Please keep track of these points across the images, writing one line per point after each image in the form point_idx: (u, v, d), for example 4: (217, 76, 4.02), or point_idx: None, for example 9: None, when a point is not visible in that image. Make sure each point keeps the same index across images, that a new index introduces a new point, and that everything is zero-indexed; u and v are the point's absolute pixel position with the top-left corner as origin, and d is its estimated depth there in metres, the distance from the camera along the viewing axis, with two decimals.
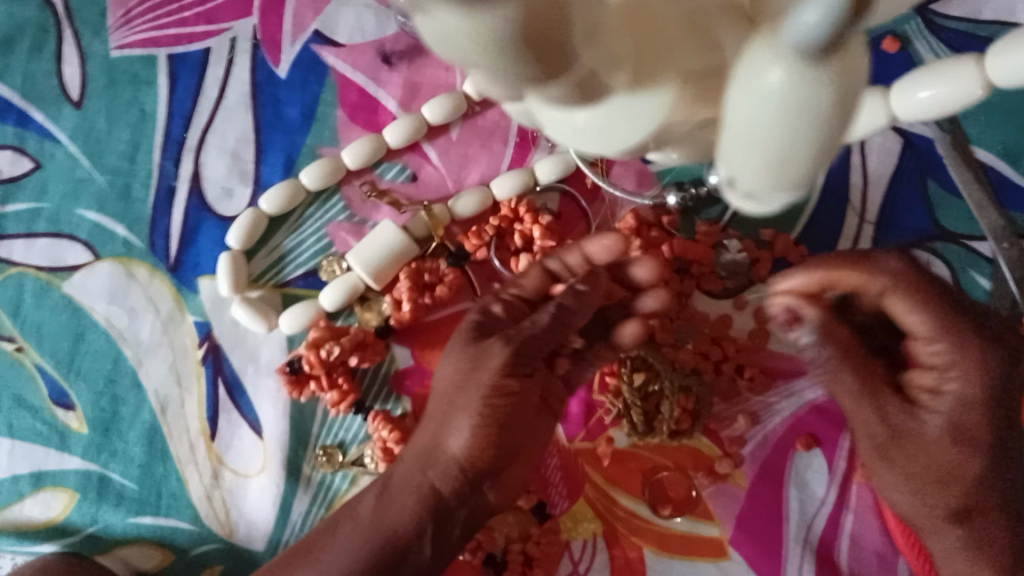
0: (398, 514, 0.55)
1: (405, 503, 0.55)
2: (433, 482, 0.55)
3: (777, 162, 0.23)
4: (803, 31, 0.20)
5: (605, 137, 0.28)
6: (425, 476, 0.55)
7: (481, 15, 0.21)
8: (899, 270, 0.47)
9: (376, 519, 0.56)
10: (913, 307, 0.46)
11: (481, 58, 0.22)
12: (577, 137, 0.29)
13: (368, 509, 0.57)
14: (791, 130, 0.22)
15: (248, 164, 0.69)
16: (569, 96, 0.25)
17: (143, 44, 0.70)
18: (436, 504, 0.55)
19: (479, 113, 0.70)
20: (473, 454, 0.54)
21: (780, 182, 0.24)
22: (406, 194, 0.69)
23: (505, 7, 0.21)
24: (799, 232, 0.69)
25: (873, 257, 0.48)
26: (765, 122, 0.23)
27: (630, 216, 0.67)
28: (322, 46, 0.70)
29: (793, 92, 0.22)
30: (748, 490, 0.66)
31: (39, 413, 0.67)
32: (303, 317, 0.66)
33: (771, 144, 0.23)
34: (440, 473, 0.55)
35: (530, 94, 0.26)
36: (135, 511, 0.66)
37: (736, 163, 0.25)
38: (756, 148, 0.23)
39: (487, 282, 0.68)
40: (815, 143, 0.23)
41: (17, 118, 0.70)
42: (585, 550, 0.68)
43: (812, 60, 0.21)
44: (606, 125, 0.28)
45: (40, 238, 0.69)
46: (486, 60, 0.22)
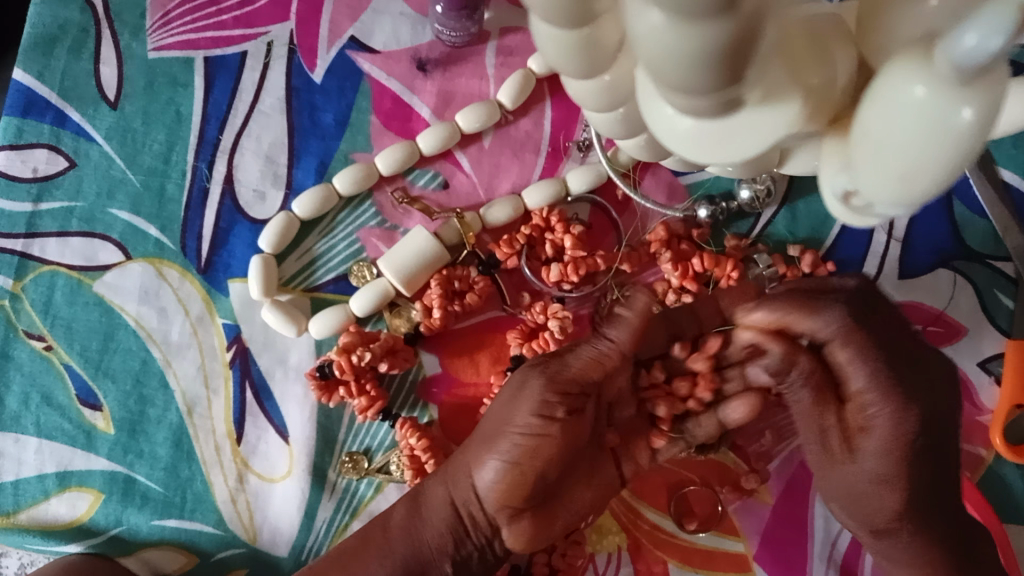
0: (427, 528, 0.59)
1: (435, 522, 0.59)
2: (454, 499, 0.58)
3: (912, 172, 0.24)
4: (961, 53, 0.20)
5: (719, 149, 0.26)
6: (451, 494, 0.59)
7: (689, 26, 0.21)
8: (842, 324, 0.52)
9: (409, 531, 0.59)
10: (854, 356, 0.52)
11: (667, 62, 0.22)
12: (691, 146, 0.27)
13: (400, 519, 0.60)
14: (940, 144, 0.22)
15: (281, 168, 0.70)
16: (710, 110, 0.25)
17: (181, 46, 0.71)
18: (459, 522, 0.58)
19: (513, 122, 0.70)
20: (503, 489, 0.55)
21: (907, 194, 0.25)
22: (438, 201, 0.69)
23: (713, 23, 0.20)
24: (828, 248, 0.68)
25: (819, 310, 0.53)
26: (919, 137, 0.23)
27: (661, 227, 0.66)
28: (358, 52, 0.70)
29: (933, 111, 0.22)
30: (772, 506, 0.66)
31: (67, 412, 0.67)
32: (334, 322, 0.66)
33: (913, 159, 0.23)
34: (460, 490, 0.58)
35: (671, 101, 0.25)
36: (159, 513, 0.66)
37: (868, 173, 0.25)
38: (892, 160, 0.24)
39: (516, 292, 0.68)
40: (963, 159, 0.23)
41: (53, 117, 0.70)
42: (610, 564, 0.66)
43: (970, 83, 0.21)
44: (722, 138, 0.26)
45: (73, 237, 0.69)
46: (671, 65, 0.22)
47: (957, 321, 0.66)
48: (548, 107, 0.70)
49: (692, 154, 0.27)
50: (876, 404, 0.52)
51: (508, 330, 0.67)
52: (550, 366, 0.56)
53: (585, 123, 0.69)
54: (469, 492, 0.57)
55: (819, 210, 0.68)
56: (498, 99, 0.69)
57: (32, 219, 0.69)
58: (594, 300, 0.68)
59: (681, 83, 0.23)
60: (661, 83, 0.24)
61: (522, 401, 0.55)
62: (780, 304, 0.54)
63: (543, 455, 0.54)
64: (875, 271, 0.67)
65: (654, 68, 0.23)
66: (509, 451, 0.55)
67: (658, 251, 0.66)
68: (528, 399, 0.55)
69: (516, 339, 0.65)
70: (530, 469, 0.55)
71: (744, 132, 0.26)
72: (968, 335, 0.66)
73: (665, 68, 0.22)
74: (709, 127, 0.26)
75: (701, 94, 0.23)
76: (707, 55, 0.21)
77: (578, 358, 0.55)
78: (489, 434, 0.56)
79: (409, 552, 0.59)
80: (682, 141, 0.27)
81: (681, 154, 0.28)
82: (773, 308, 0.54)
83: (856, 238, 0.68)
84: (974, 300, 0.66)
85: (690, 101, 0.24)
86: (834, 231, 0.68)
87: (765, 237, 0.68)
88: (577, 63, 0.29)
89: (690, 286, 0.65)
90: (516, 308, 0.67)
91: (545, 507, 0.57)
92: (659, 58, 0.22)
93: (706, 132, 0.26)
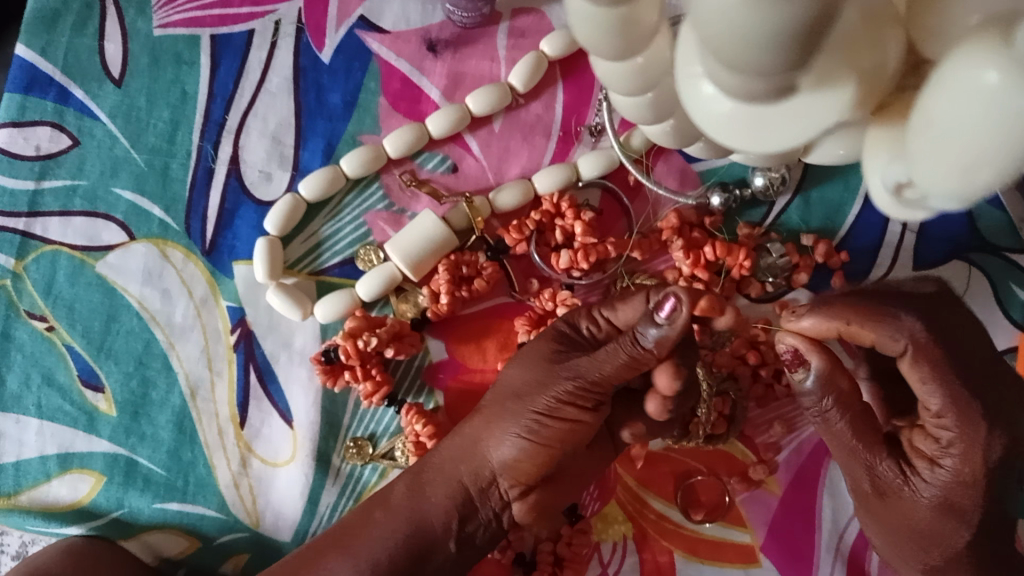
0: (430, 505, 0.58)
1: (438, 497, 0.58)
2: (464, 479, 0.57)
3: (974, 164, 0.23)
4: None
5: (756, 132, 0.27)
6: (458, 471, 0.58)
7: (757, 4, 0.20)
8: (918, 333, 0.47)
9: (411, 507, 0.58)
10: (929, 369, 0.47)
11: (725, 41, 0.22)
12: (738, 123, 0.26)
13: (401, 495, 0.59)
14: (1009, 136, 0.22)
15: (287, 149, 0.69)
16: (761, 91, 0.24)
17: (187, 23, 0.69)
18: (467, 500, 0.57)
19: (523, 105, 0.69)
20: (517, 466, 0.54)
21: (965, 183, 0.24)
22: (446, 184, 0.68)
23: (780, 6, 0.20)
24: (842, 237, 0.67)
25: (892, 317, 0.48)
26: (981, 127, 0.22)
27: (672, 215, 0.65)
28: (367, 32, 0.69)
29: (1003, 102, 0.21)
30: (780, 498, 0.65)
31: (68, 393, 0.66)
32: (340, 306, 0.65)
33: (973, 149, 0.23)
34: (472, 471, 0.57)
35: (720, 80, 0.24)
36: (161, 496, 0.65)
37: (928, 161, 0.25)
38: (953, 149, 0.23)
39: (525, 278, 0.67)
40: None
41: (57, 94, 0.69)
42: (615, 553, 0.66)
43: None
44: (761, 119, 0.26)
45: (75, 216, 0.68)
46: (728, 44, 0.22)
47: (971, 313, 0.65)
48: (560, 90, 0.69)
49: (734, 133, 0.27)
50: (952, 427, 0.47)
51: (516, 317, 0.66)
52: (577, 362, 0.51)
53: (597, 107, 0.68)
54: (484, 473, 0.56)
55: (833, 199, 0.67)
56: (509, 81, 0.67)
57: (34, 197, 0.68)
58: (603, 287, 0.67)
59: (738, 62, 0.22)
60: (714, 60, 0.23)
61: (540, 389, 0.53)
62: (835, 310, 0.49)
63: (557, 436, 0.52)
64: (889, 261, 0.66)
65: (711, 43, 0.23)
66: (523, 428, 0.53)
67: (669, 239, 0.65)
68: (549, 391, 0.52)
69: (524, 326, 0.64)
70: (547, 449, 0.53)
71: (792, 115, 0.26)
72: (982, 328, 0.65)
73: (723, 46, 0.22)
74: (756, 108, 0.26)
75: (756, 76, 0.23)
76: (769, 36, 0.21)
77: (612, 360, 0.50)
78: (505, 409, 0.55)
79: (411, 523, 0.58)
80: (727, 119, 0.26)
81: (723, 134, 0.27)
82: (828, 315, 0.50)
83: (870, 227, 0.67)
84: (989, 293, 0.65)
85: (744, 81, 0.24)
86: (848, 220, 0.67)
87: (778, 225, 0.67)
88: (612, 40, 0.28)
89: (701, 275, 0.64)
90: (525, 294, 0.66)
91: (556, 488, 0.56)
92: (719, 33, 0.22)
93: (754, 113, 0.26)
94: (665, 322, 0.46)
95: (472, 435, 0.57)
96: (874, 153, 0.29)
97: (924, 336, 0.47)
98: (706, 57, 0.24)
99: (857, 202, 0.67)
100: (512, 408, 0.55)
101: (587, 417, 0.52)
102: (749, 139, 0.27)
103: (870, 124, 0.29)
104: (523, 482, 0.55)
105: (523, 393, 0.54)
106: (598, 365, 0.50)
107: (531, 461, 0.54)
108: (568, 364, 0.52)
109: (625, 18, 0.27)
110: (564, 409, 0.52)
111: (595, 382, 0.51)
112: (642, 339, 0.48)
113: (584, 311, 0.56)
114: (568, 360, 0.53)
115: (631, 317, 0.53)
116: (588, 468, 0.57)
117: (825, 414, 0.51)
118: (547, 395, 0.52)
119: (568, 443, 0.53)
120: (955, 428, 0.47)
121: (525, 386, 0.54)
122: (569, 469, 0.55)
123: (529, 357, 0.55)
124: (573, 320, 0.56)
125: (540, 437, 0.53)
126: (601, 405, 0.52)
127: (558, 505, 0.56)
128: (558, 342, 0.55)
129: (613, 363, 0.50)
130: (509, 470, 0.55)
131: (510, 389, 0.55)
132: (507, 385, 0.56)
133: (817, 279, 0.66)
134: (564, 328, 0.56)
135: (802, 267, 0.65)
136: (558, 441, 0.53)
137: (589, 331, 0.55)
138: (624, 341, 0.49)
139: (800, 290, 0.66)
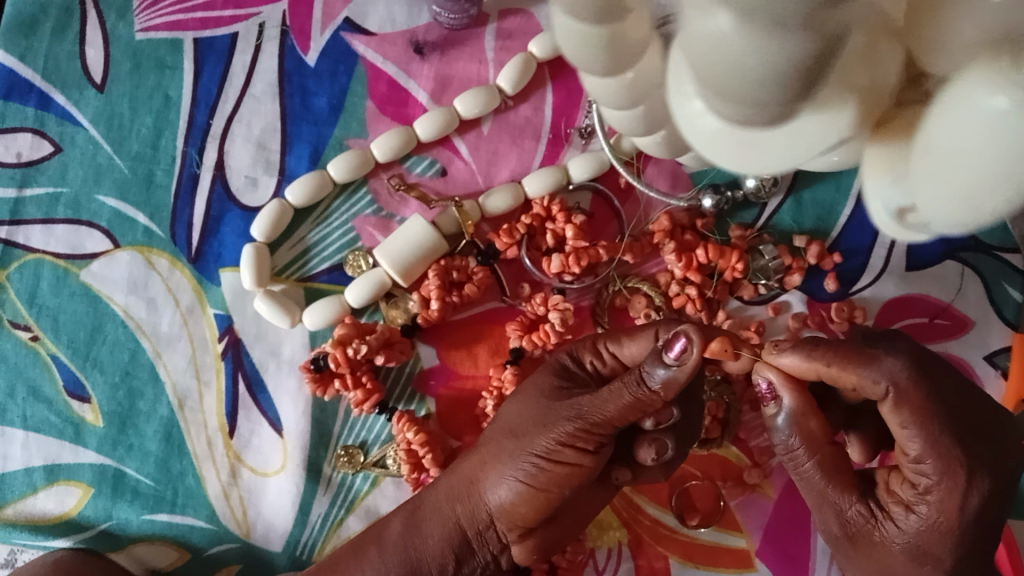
0: (423, 542, 0.57)
1: (433, 534, 0.57)
2: (461, 520, 0.56)
3: None
4: None
5: (751, 156, 0.26)
6: (454, 510, 0.57)
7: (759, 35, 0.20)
8: (900, 375, 0.44)
9: (404, 542, 0.58)
10: (910, 413, 0.44)
11: (725, 72, 0.21)
12: (731, 151, 0.26)
13: (396, 533, 0.58)
14: None
15: (273, 154, 0.68)
16: (754, 121, 0.24)
17: (169, 27, 0.68)
18: (464, 541, 0.57)
19: (512, 108, 0.68)
20: (509, 510, 0.54)
21: None
22: (435, 189, 0.67)
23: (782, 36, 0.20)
24: (835, 238, 0.66)
25: (874, 359, 0.45)
26: (989, 144, 0.23)
27: (664, 217, 0.65)
28: (352, 34, 0.68)
29: None
30: (775, 501, 0.65)
31: (54, 405, 0.65)
32: (329, 313, 0.64)
33: None
34: (468, 513, 0.56)
35: (715, 109, 0.24)
36: (150, 508, 0.64)
37: None
38: None
39: (516, 282, 0.66)
40: None
41: (38, 100, 0.67)
42: (609, 560, 0.65)
43: None
44: (754, 146, 0.26)
45: (58, 225, 0.67)
46: (728, 74, 0.21)
47: (964, 313, 0.65)
48: (549, 92, 0.68)
49: (724, 156, 0.27)
50: (932, 474, 0.44)
51: (507, 322, 0.65)
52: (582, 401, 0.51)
53: (587, 109, 0.67)
54: (481, 514, 0.56)
55: (825, 200, 0.66)
56: (497, 83, 0.67)
57: (16, 206, 0.67)
58: (595, 291, 0.66)
59: (734, 91, 0.22)
60: (710, 90, 0.23)
61: (538, 430, 0.52)
62: (816, 352, 0.47)
63: (557, 481, 0.51)
64: (881, 262, 0.66)
65: (706, 72, 0.22)
66: (519, 471, 0.53)
67: (661, 242, 0.64)
68: (550, 432, 0.51)
69: (516, 331, 0.63)
70: (545, 493, 0.52)
71: (785, 142, 0.25)
72: (975, 328, 0.65)
73: (719, 75, 0.22)
74: (748, 134, 0.25)
75: (751, 106, 0.23)
76: (769, 68, 0.21)
77: (617, 400, 0.50)
78: (499, 448, 0.55)
79: (405, 563, 0.57)
80: (715, 141, 0.26)
81: (712, 155, 0.27)
82: (809, 356, 0.47)
83: (862, 228, 0.66)
84: (982, 292, 0.65)
85: (738, 110, 0.23)
86: (841, 220, 0.66)
87: (770, 227, 0.66)
88: (599, 59, 0.29)
89: (694, 278, 0.63)
90: (516, 299, 0.66)
91: (554, 524, 0.56)
92: (721, 64, 0.21)
93: (745, 139, 0.25)
94: (675, 363, 0.47)
95: (466, 479, 0.56)
96: (876, 173, 0.29)
97: (908, 379, 0.44)
98: (698, 82, 0.24)
99: (849, 203, 0.66)
100: (509, 447, 0.54)
101: (588, 462, 0.51)
102: (741, 161, 0.27)
103: (868, 144, 0.28)
104: (522, 525, 0.55)
105: (519, 433, 0.54)
106: (602, 406, 0.50)
107: (526, 504, 0.53)
108: (572, 404, 0.51)
109: (614, 39, 0.28)
110: (564, 453, 0.51)
111: (596, 424, 0.50)
112: (649, 379, 0.48)
113: (590, 342, 0.56)
114: (573, 397, 0.53)
115: (637, 354, 0.54)
116: (584, 511, 0.58)
117: (792, 453, 0.50)
118: (547, 437, 0.52)
119: (562, 488, 0.52)
120: (934, 476, 0.44)
121: (522, 425, 0.54)
122: (565, 510, 0.56)
123: (528, 394, 0.55)
124: (578, 353, 0.56)
125: (536, 481, 0.52)
126: (603, 450, 0.52)
127: (553, 546, 0.57)
128: (558, 376, 0.55)
129: (618, 406, 0.50)
130: (503, 513, 0.54)
131: (506, 428, 0.55)
132: (506, 419, 0.56)
133: (810, 281, 0.66)
134: (568, 361, 0.56)
135: (796, 269, 0.64)
136: (557, 485, 0.52)
137: (593, 366, 0.56)
138: (629, 382, 0.49)
139: (792, 292, 0.65)
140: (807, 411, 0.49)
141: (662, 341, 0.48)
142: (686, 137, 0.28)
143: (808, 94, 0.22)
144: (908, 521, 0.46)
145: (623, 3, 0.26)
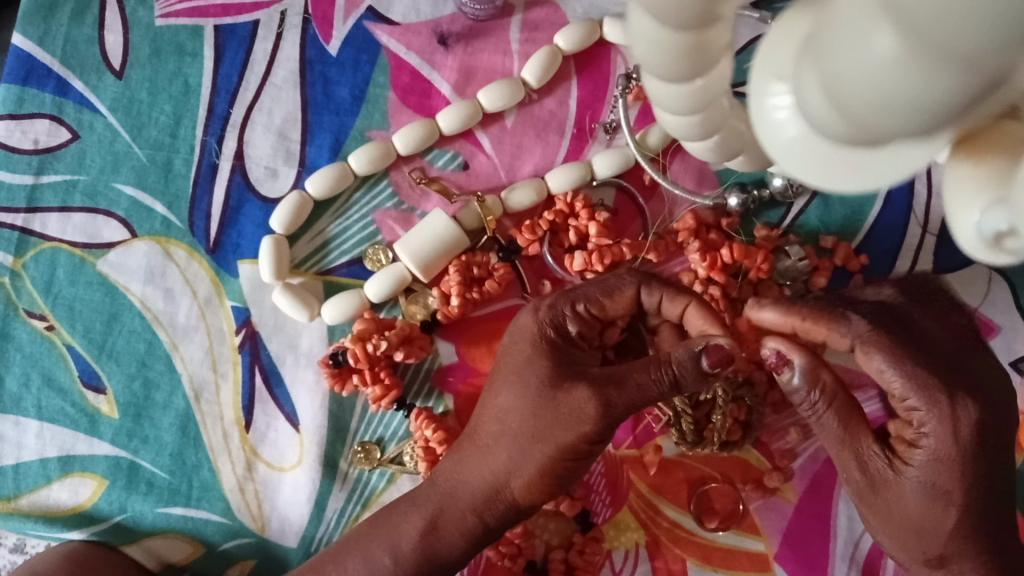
0: (442, 542, 0.57)
1: (453, 536, 0.56)
2: (478, 512, 0.56)
3: None
4: None
5: (830, 171, 0.25)
6: (472, 507, 0.56)
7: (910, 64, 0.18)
8: (863, 331, 0.48)
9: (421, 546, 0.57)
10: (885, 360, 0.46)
11: (856, 85, 0.20)
12: (812, 161, 0.25)
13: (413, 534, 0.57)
14: None
15: (294, 144, 0.67)
16: (851, 141, 0.23)
17: (190, 13, 0.67)
18: (481, 528, 0.56)
19: (536, 101, 0.67)
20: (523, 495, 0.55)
21: None
22: (457, 183, 0.66)
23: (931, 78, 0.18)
24: (861, 241, 0.65)
25: (843, 318, 0.49)
26: None
27: (689, 216, 0.63)
28: (376, 24, 0.67)
29: None
30: (796, 505, 0.63)
31: (69, 395, 0.65)
32: (348, 307, 0.63)
33: None
34: (488, 506, 0.55)
35: (820, 121, 0.23)
36: (165, 501, 0.64)
37: None
38: None
39: (537, 278, 0.65)
40: None
41: (55, 85, 0.67)
42: (627, 561, 0.64)
43: None
44: (838, 160, 0.25)
45: (75, 213, 0.66)
46: (858, 89, 0.20)
47: (990, 318, 0.63)
48: (574, 85, 0.67)
49: (803, 168, 0.26)
50: None
51: None
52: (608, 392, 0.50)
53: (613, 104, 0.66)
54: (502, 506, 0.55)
55: (853, 201, 0.65)
56: (522, 76, 0.65)
57: (32, 193, 0.66)
58: None
59: (851, 110, 0.21)
60: (826, 102, 0.22)
61: (563, 431, 0.51)
62: (794, 308, 0.50)
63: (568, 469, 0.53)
64: (908, 265, 0.64)
65: (838, 85, 0.21)
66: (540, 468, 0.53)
67: (685, 240, 0.63)
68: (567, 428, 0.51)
69: None
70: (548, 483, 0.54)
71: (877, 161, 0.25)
72: (1002, 333, 0.63)
73: (857, 95, 0.20)
74: (835, 147, 0.24)
75: (868, 130, 0.21)
76: (914, 100, 0.19)
77: (642, 393, 0.49)
78: (520, 448, 0.53)
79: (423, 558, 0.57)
80: (798, 149, 0.25)
81: (790, 167, 0.26)
82: (787, 312, 0.50)
83: (890, 228, 0.65)
84: (1010, 298, 0.63)
85: (846, 127, 0.22)
86: (868, 222, 0.65)
87: (796, 227, 0.65)
88: (676, 64, 0.28)
89: (718, 278, 0.61)
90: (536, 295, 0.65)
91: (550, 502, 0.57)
92: (862, 83, 0.20)
93: (831, 151, 0.25)
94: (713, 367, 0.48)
95: (489, 480, 0.55)
96: (960, 193, 0.29)
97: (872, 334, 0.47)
98: (811, 90, 0.23)
99: (877, 203, 0.65)
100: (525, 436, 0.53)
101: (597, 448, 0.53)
102: (817, 174, 0.26)
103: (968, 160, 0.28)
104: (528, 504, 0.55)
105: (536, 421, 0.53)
106: (629, 396, 0.50)
107: (533, 489, 0.54)
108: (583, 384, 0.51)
109: (695, 45, 0.27)
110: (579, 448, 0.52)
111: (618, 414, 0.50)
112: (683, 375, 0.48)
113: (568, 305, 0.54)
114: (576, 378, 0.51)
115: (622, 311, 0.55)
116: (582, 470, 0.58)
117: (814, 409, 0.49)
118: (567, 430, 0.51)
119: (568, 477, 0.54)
120: (923, 407, 0.46)
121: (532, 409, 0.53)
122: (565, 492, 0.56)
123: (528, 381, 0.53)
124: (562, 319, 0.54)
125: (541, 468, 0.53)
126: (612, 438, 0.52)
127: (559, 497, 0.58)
128: (557, 359, 0.53)
129: (632, 394, 0.50)
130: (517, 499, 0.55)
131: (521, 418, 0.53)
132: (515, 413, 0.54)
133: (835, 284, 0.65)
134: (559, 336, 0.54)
135: (822, 270, 0.63)
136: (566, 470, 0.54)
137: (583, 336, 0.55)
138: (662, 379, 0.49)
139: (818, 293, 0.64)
140: (817, 365, 0.48)
141: (699, 344, 0.48)
142: (762, 143, 0.27)
143: (931, 131, 0.21)
144: (917, 456, 0.46)
145: (709, 17, 0.25)
